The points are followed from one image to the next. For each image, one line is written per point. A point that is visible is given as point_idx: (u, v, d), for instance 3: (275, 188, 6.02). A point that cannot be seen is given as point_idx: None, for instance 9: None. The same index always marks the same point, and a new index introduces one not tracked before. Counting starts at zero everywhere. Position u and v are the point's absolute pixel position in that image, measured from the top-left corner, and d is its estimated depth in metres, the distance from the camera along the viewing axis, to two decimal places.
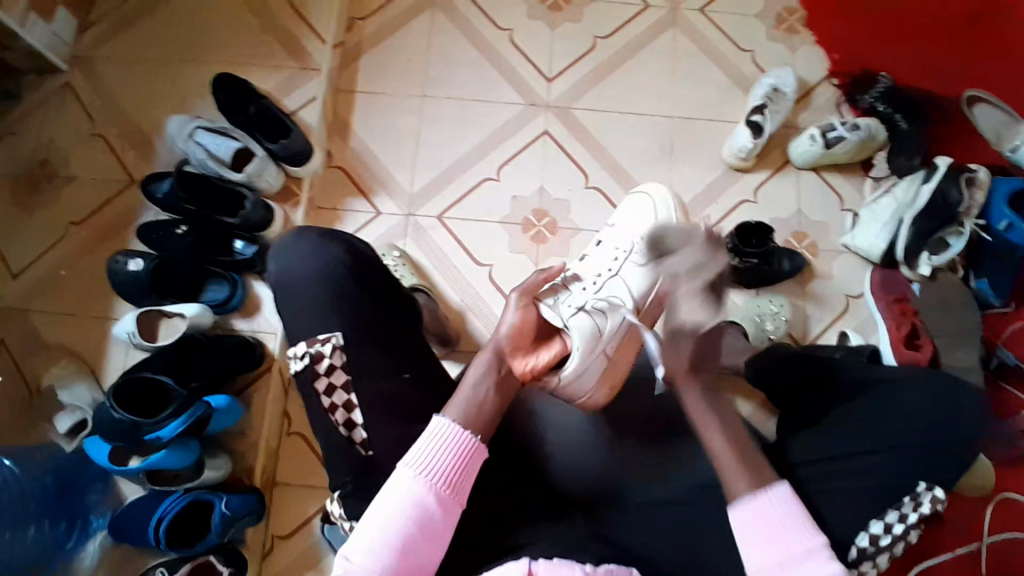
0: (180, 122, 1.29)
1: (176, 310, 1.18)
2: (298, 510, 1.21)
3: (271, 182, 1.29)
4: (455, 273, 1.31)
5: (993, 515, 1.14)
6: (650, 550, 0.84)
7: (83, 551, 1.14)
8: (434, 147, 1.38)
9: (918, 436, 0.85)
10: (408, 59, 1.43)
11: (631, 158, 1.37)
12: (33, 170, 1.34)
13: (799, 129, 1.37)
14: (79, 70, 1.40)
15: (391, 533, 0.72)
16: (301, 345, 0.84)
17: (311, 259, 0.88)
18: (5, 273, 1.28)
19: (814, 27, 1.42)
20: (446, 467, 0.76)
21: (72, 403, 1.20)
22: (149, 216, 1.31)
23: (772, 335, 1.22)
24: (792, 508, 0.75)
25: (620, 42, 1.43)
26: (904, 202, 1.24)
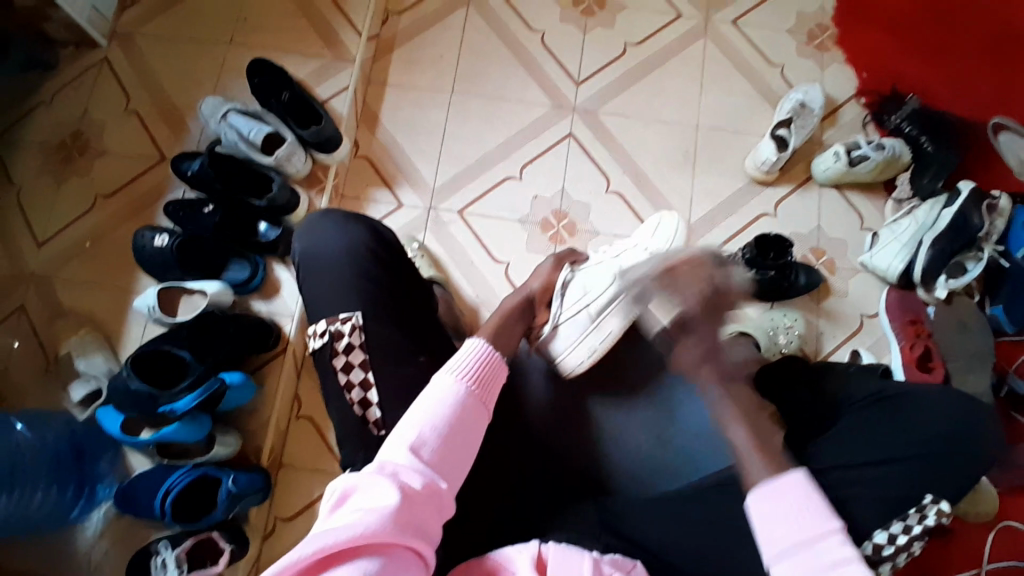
0: (214, 104, 1.33)
1: (197, 287, 1.20)
2: (303, 493, 1.22)
3: (299, 167, 1.30)
4: (473, 267, 1.33)
5: (995, 543, 1.14)
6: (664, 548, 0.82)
7: (89, 518, 1.17)
8: (460, 142, 1.40)
9: (926, 453, 0.85)
10: (440, 55, 1.45)
11: (655, 164, 1.38)
12: (66, 140, 1.37)
13: (823, 146, 1.38)
14: (117, 46, 1.43)
15: (430, 426, 0.71)
16: (321, 323, 0.86)
17: (337, 241, 0.90)
18: (32, 240, 1.31)
19: (845, 45, 1.42)
20: (480, 372, 0.77)
21: (89, 371, 1.21)
22: (177, 193, 1.34)
23: (783, 348, 1.22)
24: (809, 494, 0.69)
25: (651, 50, 1.44)
26: (924, 224, 1.24)
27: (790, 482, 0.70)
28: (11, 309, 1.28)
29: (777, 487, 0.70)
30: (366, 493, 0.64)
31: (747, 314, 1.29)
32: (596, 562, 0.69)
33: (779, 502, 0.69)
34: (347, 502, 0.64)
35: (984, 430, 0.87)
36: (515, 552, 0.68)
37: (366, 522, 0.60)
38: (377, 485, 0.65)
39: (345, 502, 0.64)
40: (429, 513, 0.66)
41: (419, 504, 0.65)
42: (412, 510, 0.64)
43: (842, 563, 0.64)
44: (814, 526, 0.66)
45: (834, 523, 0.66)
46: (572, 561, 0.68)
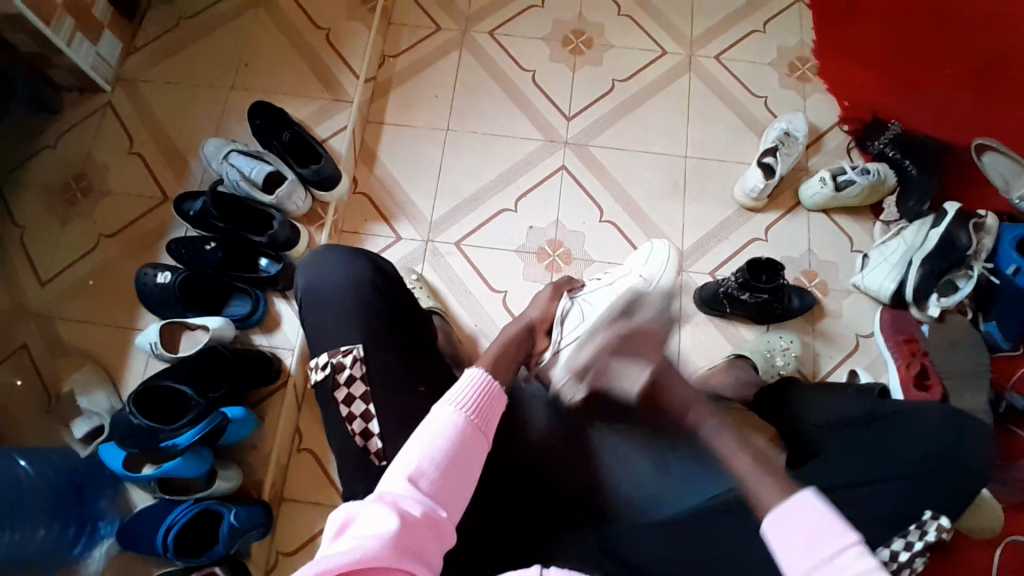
0: (217, 144, 1.37)
1: (199, 323, 1.21)
2: (304, 528, 1.22)
3: (299, 204, 1.33)
4: (471, 298, 1.35)
5: (1004, 561, 1.13)
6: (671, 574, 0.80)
7: (90, 556, 1.15)
8: (456, 177, 1.43)
9: (928, 467, 0.85)
10: (435, 94, 1.50)
11: (646, 193, 1.41)
12: (71, 183, 1.41)
13: (809, 172, 1.41)
14: (122, 92, 1.48)
15: (429, 456, 0.71)
16: (323, 356, 0.87)
17: (337, 272, 0.93)
18: (36, 280, 1.33)
19: (825, 76, 1.48)
20: (479, 401, 0.78)
21: (91, 408, 1.22)
22: (180, 232, 1.36)
23: (781, 370, 1.23)
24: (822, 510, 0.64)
25: (638, 84, 1.49)
26: (913, 244, 1.27)
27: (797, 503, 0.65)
28: (13, 348, 1.29)
29: (789, 506, 0.66)
30: (366, 521, 0.64)
31: (744, 338, 1.30)
32: None
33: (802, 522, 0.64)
34: (347, 530, 0.64)
35: (982, 442, 0.87)
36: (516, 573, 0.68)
37: (366, 548, 0.60)
38: (377, 513, 0.65)
39: (346, 530, 0.64)
40: (429, 541, 0.66)
41: (418, 531, 0.65)
42: (412, 537, 0.64)
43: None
44: (831, 541, 0.61)
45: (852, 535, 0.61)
46: None
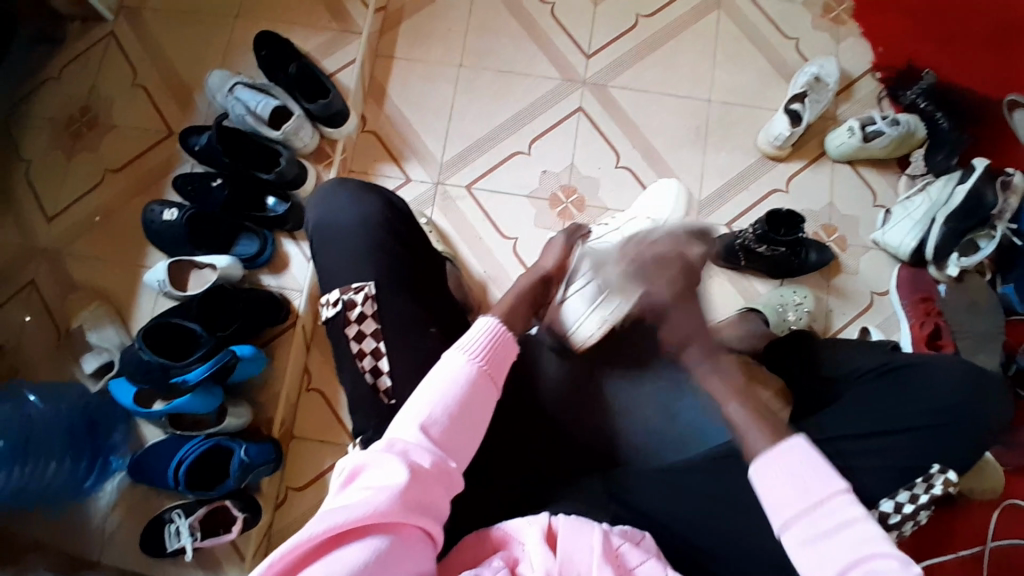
0: (221, 77, 1.32)
1: (207, 261, 1.20)
2: (313, 464, 1.24)
3: (307, 141, 1.29)
4: (481, 244, 1.32)
5: (998, 521, 1.15)
6: (681, 527, 0.81)
7: (102, 489, 1.19)
8: (468, 118, 1.39)
9: (941, 423, 0.84)
10: (448, 28, 1.43)
11: (665, 139, 1.36)
12: (74, 115, 1.37)
13: (837, 122, 1.36)
14: (123, 19, 1.42)
15: (439, 406, 0.71)
16: (334, 293, 0.86)
17: (347, 212, 0.90)
18: (42, 215, 1.32)
19: (861, 18, 1.39)
20: (491, 351, 0.77)
21: (101, 344, 1.23)
22: (186, 167, 1.33)
23: (793, 325, 1.21)
24: (812, 457, 0.67)
25: (663, 22, 1.42)
26: (938, 200, 1.22)
27: (787, 449, 0.68)
28: (22, 283, 1.29)
29: (781, 451, 0.68)
30: (375, 471, 0.65)
31: (756, 292, 1.28)
32: (608, 531, 0.70)
33: (787, 468, 0.67)
34: (356, 480, 0.64)
35: (998, 402, 0.86)
36: (526, 523, 0.70)
37: (376, 502, 0.61)
38: (387, 464, 0.65)
39: (354, 480, 0.64)
40: (437, 492, 0.66)
41: (427, 483, 0.66)
42: (420, 490, 0.65)
43: (846, 524, 0.63)
44: (820, 488, 0.65)
45: (843, 483, 0.65)
46: (583, 532, 0.68)
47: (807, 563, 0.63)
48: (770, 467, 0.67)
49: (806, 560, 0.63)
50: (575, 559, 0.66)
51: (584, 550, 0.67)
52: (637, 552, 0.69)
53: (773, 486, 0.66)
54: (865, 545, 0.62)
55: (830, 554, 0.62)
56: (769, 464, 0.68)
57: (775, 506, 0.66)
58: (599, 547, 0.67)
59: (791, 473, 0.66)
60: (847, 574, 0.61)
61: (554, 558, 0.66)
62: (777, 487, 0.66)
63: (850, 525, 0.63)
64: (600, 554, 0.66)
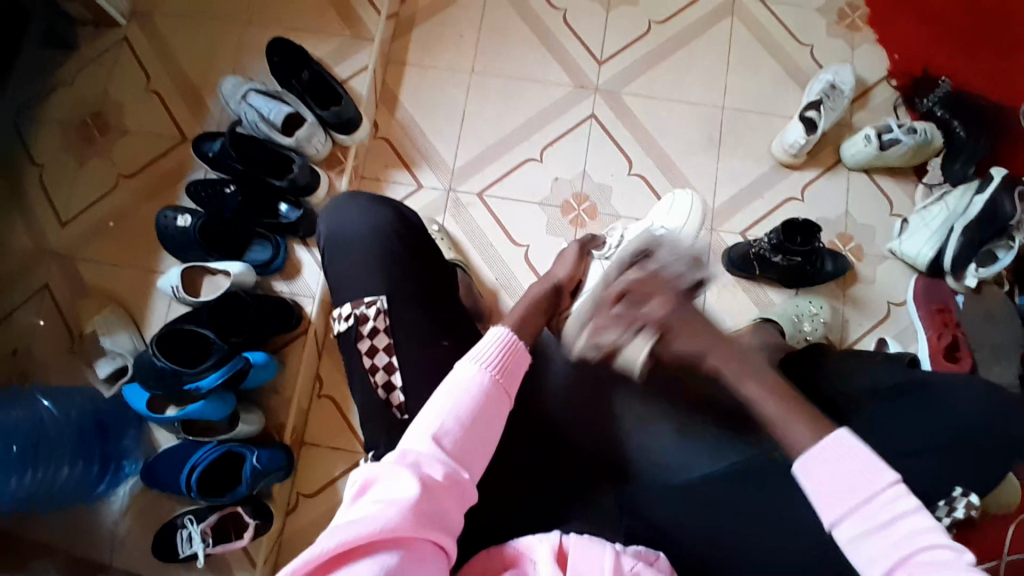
0: (235, 84, 1.31)
1: (221, 267, 1.20)
2: (325, 471, 1.24)
3: (320, 148, 1.29)
4: (492, 251, 1.32)
5: (1014, 534, 1.13)
6: (700, 547, 0.79)
7: (114, 493, 1.20)
8: (481, 125, 1.38)
9: (961, 442, 0.82)
10: (460, 33, 1.42)
11: (677, 147, 1.35)
12: (87, 121, 1.37)
13: (853, 129, 1.34)
14: (137, 26, 1.42)
15: (452, 415, 0.70)
16: (346, 307, 0.85)
17: (360, 222, 0.90)
18: (55, 220, 1.33)
19: (876, 25, 1.38)
20: (504, 360, 0.76)
21: (114, 349, 1.23)
22: (198, 173, 1.34)
23: (808, 336, 1.20)
24: (858, 449, 0.65)
25: (676, 28, 1.41)
26: (956, 210, 1.21)
27: (831, 442, 0.66)
28: (35, 288, 1.29)
29: (823, 448, 0.66)
30: (387, 484, 0.65)
31: (770, 301, 1.27)
32: (619, 553, 0.70)
33: (833, 464, 0.65)
34: (368, 491, 0.64)
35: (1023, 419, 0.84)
36: (537, 540, 0.69)
37: (388, 516, 0.61)
38: (399, 475, 0.65)
39: (367, 491, 0.64)
40: (450, 503, 0.66)
41: (440, 496, 0.66)
42: (433, 503, 0.64)
43: (903, 518, 0.61)
44: (871, 482, 0.63)
45: (891, 474, 0.63)
46: (593, 551, 0.68)
47: (867, 562, 0.61)
48: (816, 461, 0.66)
49: (859, 556, 0.61)
50: None
51: (593, 570, 0.66)
52: (650, 570, 0.68)
53: (821, 482, 0.65)
54: (919, 539, 0.59)
55: (887, 551, 0.60)
56: (814, 459, 0.66)
57: (825, 504, 0.64)
58: (610, 565, 0.66)
59: (838, 468, 0.64)
60: (900, 568, 0.59)
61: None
62: (828, 484, 0.64)
63: (903, 520, 0.61)
64: None
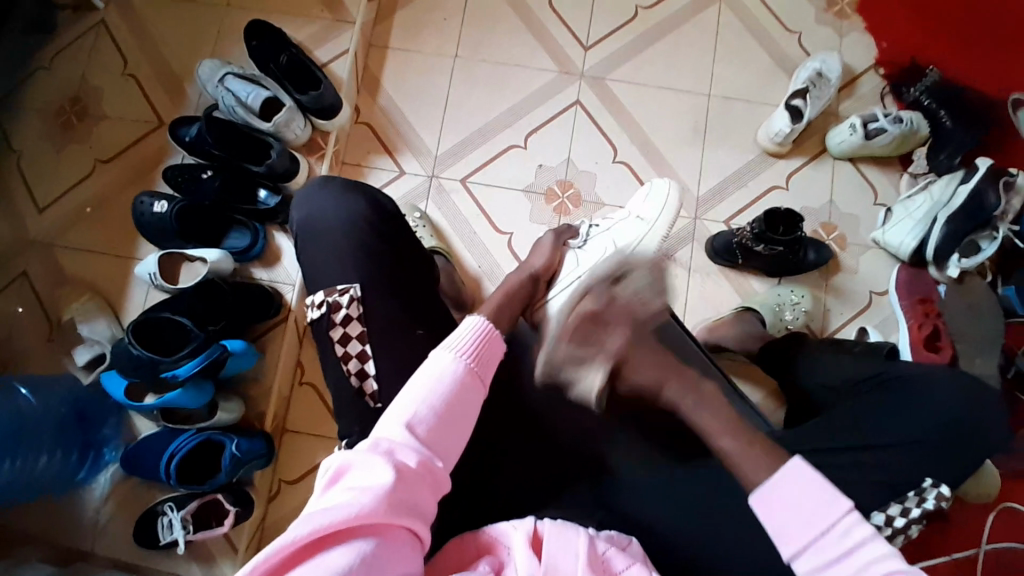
0: (212, 67, 1.29)
1: (198, 255, 1.19)
2: (305, 458, 1.24)
3: (299, 133, 1.28)
4: (475, 238, 1.31)
5: (992, 523, 1.14)
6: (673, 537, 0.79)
7: (95, 481, 1.19)
8: (464, 111, 1.36)
9: (935, 434, 0.82)
10: (443, 18, 1.40)
11: (662, 135, 1.34)
12: (64, 106, 1.35)
13: (839, 118, 1.33)
14: (114, 8, 1.39)
15: (427, 403, 0.70)
16: (319, 294, 0.84)
17: (333, 209, 0.89)
18: (33, 206, 1.31)
19: (864, 13, 1.36)
20: (479, 349, 0.76)
21: (93, 336, 1.22)
22: (177, 158, 1.32)
23: (790, 325, 1.20)
24: (812, 478, 0.62)
25: (662, 14, 1.39)
26: (939, 201, 1.20)
27: (790, 472, 0.63)
28: (12, 275, 1.28)
29: (779, 477, 0.63)
30: (361, 472, 0.64)
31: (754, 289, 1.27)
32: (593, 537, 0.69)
33: (790, 496, 0.62)
34: (341, 479, 0.64)
35: (997, 411, 0.84)
36: (512, 528, 0.69)
37: (363, 503, 0.60)
38: (373, 464, 0.64)
39: (340, 479, 0.64)
40: (423, 492, 0.66)
41: (414, 484, 0.65)
42: (408, 490, 0.64)
43: (858, 549, 0.59)
44: (826, 511, 0.60)
45: (845, 503, 0.60)
46: (567, 537, 0.67)
47: None
48: (772, 493, 0.63)
49: None
50: (558, 562, 0.65)
51: (567, 555, 0.66)
52: (621, 558, 0.68)
53: (779, 513, 0.62)
54: (879, 565, 0.58)
55: None
56: (769, 494, 0.63)
57: (779, 537, 0.61)
58: (585, 550, 0.66)
59: (796, 504, 0.62)
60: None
61: (539, 562, 0.66)
62: (780, 515, 0.62)
63: (859, 550, 0.59)
64: (585, 561, 0.65)
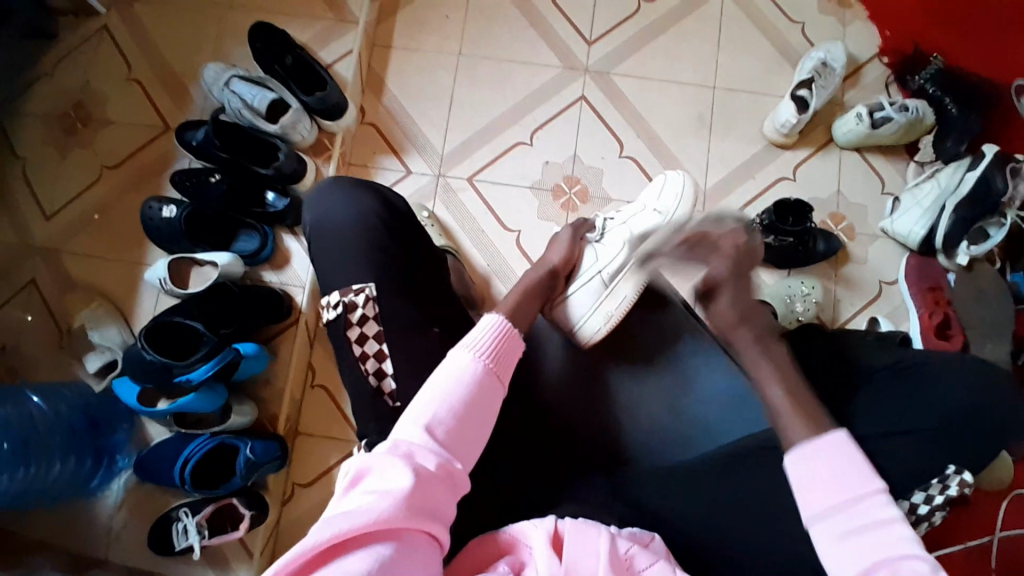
0: (217, 70, 1.29)
1: (208, 258, 1.19)
2: (320, 459, 1.24)
3: (305, 134, 1.27)
4: (482, 236, 1.31)
5: (1006, 510, 1.14)
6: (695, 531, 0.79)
7: (108, 488, 1.19)
8: (469, 109, 1.36)
9: (952, 422, 0.82)
10: (446, 16, 1.40)
11: (668, 128, 1.34)
12: (68, 112, 1.35)
13: (844, 108, 1.33)
14: (116, 12, 1.39)
15: (445, 404, 0.70)
16: (335, 294, 0.84)
17: (345, 210, 0.88)
18: (40, 213, 1.31)
19: (868, 1, 1.36)
20: (496, 349, 0.76)
21: (103, 342, 1.22)
22: (183, 162, 1.32)
23: (801, 316, 1.21)
24: (850, 455, 0.67)
25: (666, 7, 1.39)
26: (946, 188, 1.20)
27: (829, 445, 0.68)
28: (22, 282, 1.28)
29: (821, 448, 0.68)
30: (380, 474, 0.64)
31: (763, 282, 1.27)
32: (615, 535, 0.70)
33: (827, 464, 0.67)
34: (360, 483, 0.64)
35: (1013, 397, 0.84)
36: (531, 526, 0.69)
37: (380, 507, 0.60)
38: (391, 466, 0.65)
39: (358, 483, 0.64)
40: (442, 494, 0.66)
41: (432, 486, 0.65)
42: (426, 493, 0.64)
43: (881, 523, 0.63)
44: (856, 487, 0.65)
45: (878, 483, 0.65)
46: (588, 535, 0.68)
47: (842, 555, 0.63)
48: (807, 456, 0.68)
49: (837, 551, 0.64)
50: (580, 563, 0.66)
51: (589, 554, 0.66)
52: (645, 555, 0.68)
53: (812, 478, 0.67)
54: (895, 543, 0.62)
55: (862, 551, 0.63)
56: (811, 455, 0.68)
57: (808, 497, 0.67)
58: (606, 550, 0.66)
59: (832, 472, 0.67)
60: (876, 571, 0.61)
61: (559, 563, 0.66)
62: (815, 480, 0.67)
63: (880, 525, 0.63)
64: (606, 562, 0.66)
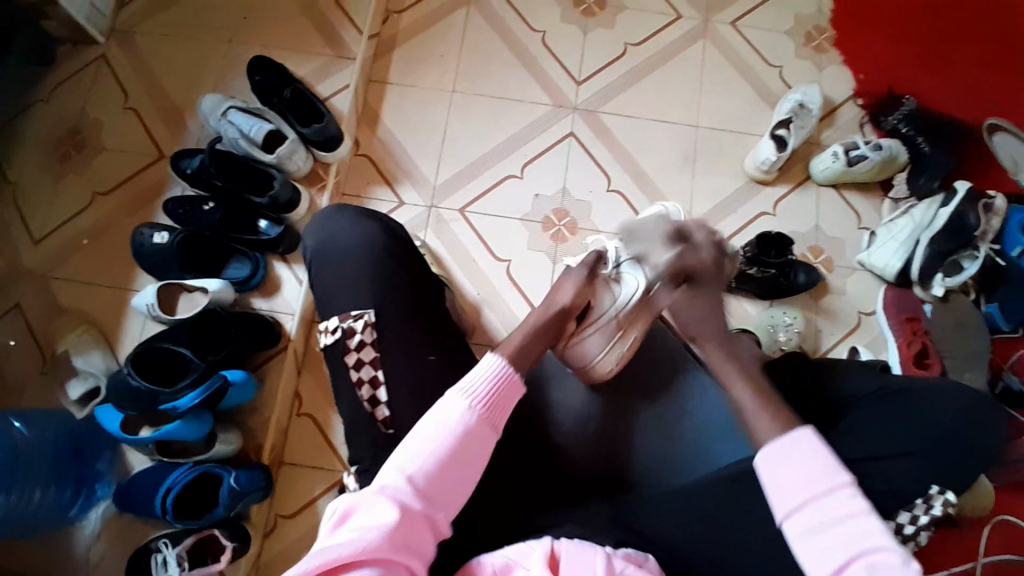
0: (215, 101, 1.32)
1: (198, 284, 1.19)
2: (305, 490, 1.22)
3: (301, 165, 1.29)
4: (474, 266, 1.33)
5: (988, 536, 1.16)
6: (688, 554, 0.79)
7: (86, 517, 1.16)
8: (461, 143, 1.40)
9: (939, 445, 0.84)
10: (441, 54, 1.45)
11: (654, 163, 1.39)
12: (63, 138, 1.36)
13: (821, 146, 1.39)
14: (115, 43, 1.42)
15: (436, 451, 0.69)
16: (333, 320, 0.85)
17: (347, 235, 0.90)
18: (29, 238, 1.30)
19: (842, 47, 1.44)
20: (494, 395, 0.74)
21: (88, 368, 1.21)
22: (176, 189, 1.33)
23: (784, 345, 1.24)
24: (818, 451, 0.68)
25: (651, 50, 1.45)
26: (921, 223, 1.25)
27: (793, 441, 0.69)
28: (7, 306, 1.26)
29: (787, 443, 0.69)
30: (368, 512, 0.64)
31: (746, 312, 1.30)
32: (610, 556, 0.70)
33: (791, 461, 0.68)
34: (348, 520, 0.64)
35: (993, 421, 0.86)
36: (528, 551, 0.69)
37: (367, 547, 0.60)
38: (379, 506, 0.64)
39: (347, 520, 0.64)
40: (426, 539, 0.66)
41: (417, 531, 0.65)
42: (411, 538, 0.64)
43: (852, 516, 0.63)
44: (825, 481, 0.66)
45: (846, 476, 0.66)
46: (585, 557, 0.68)
47: (810, 549, 0.64)
48: (776, 453, 0.69)
49: (805, 546, 0.64)
50: None
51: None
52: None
53: (782, 473, 0.68)
54: (866, 538, 0.62)
55: (832, 544, 0.63)
56: (776, 451, 0.69)
57: (778, 495, 0.67)
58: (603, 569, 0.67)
59: (799, 468, 0.67)
60: (852, 563, 0.62)
61: None
62: (783, 478, 0.68)
63: (851, 517, 0.64)
64: None
